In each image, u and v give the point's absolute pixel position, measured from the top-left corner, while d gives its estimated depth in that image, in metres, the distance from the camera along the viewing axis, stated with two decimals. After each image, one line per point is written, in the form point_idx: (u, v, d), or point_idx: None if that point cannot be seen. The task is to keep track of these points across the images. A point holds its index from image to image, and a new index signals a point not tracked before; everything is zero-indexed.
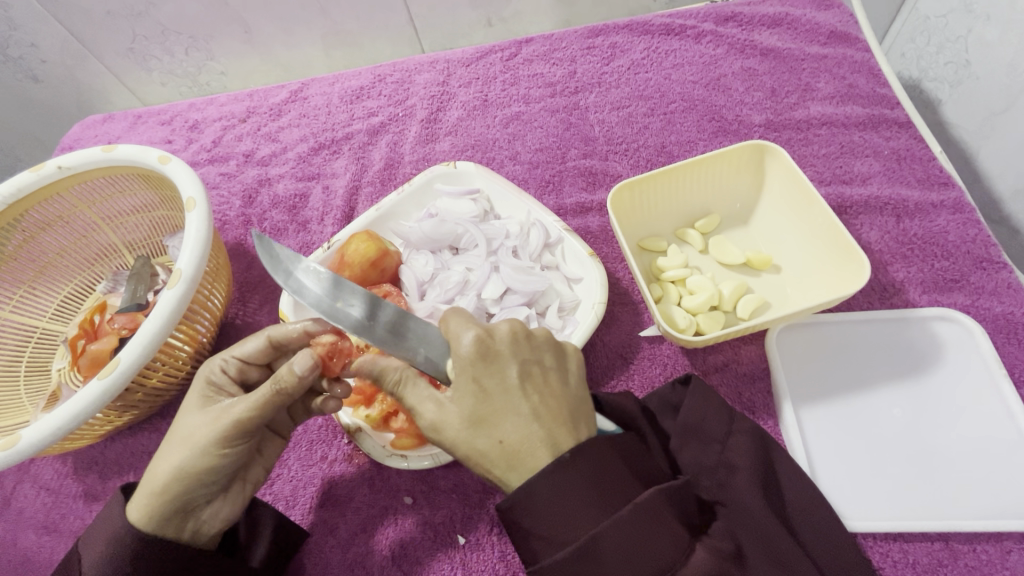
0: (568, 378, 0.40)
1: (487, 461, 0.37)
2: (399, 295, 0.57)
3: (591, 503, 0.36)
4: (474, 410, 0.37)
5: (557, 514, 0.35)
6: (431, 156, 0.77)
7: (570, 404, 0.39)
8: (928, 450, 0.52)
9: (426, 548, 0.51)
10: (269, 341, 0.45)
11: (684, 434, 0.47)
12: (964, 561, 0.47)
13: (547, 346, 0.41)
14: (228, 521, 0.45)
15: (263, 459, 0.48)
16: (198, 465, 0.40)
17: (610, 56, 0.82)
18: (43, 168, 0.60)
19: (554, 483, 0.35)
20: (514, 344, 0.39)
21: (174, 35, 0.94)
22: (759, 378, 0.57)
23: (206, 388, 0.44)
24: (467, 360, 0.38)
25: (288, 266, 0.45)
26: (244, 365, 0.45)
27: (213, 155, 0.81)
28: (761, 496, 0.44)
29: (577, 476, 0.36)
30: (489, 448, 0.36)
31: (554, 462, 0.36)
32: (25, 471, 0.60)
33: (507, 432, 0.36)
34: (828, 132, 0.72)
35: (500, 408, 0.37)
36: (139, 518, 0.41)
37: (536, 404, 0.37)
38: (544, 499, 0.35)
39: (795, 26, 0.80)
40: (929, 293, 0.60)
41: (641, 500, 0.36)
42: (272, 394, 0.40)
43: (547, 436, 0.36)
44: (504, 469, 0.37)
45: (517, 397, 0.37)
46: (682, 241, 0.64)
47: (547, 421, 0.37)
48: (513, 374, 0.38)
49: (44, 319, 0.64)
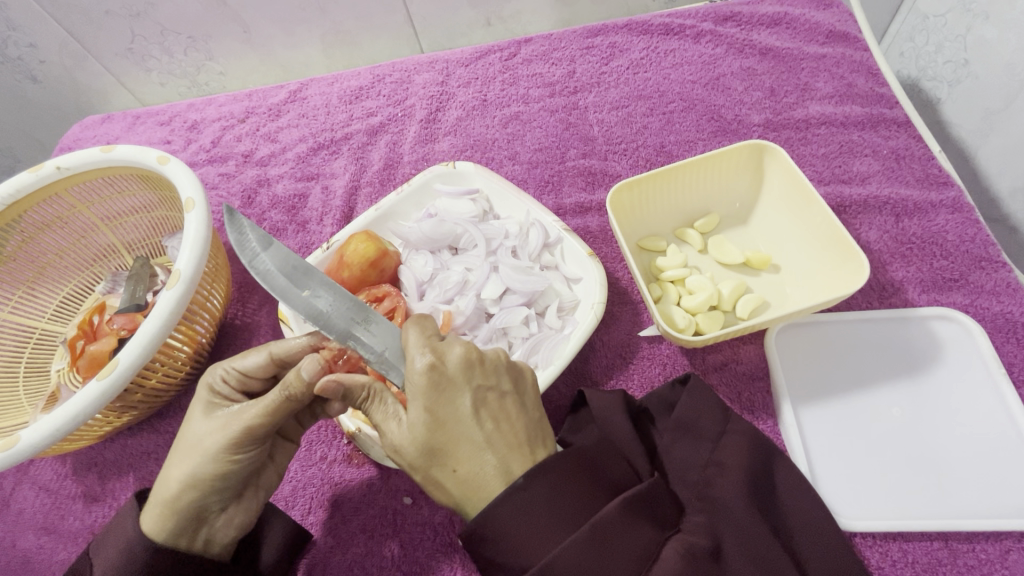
0: (524, 402, 0.42)
1: (447, 488, 0.39)
2: (399, 296, 0.57)
3: (549, 522, 0.37)
4: (428, 441, 0.38)
5: (516, 534, 0.36)
6: (430, 156, 0.77)
7: (525, 427, 0.40)
8: (926, 451, 0.52)
9: (426, 548, 0.51)
10: (269, 353, 0.44)
11: (675, 431, 0.47)
12: (963, 561, 0.47)
13: (504, 370, 0.42)
14: (243, 528, 0.45)
15: (276, 465, 0.48)
16: (209, 473, 0.41)
17: (609, 56, 0.82)
18: (42, 168, 0.60)
19: (512, 504, 0.36)
20: (467, 371, 0.39)
21: (173, 35, 0.94)
22: (758, 377, 0.57)
23: (210, 398, 0.44)
24: (420, 391, 0.38)
25: (255, 246, 0.45)
26: (245, 377, 0.44)
27: (213, 155, 0.81)
28: (747, 497, 0.43)
29: (536, 495, 0.37)
30: (445, 476, 0.38)
31: (508, 487, 0.37)
32: (25, 471, 0.60)
33: (461, 463, 0.38)
34: (827, 131, 0.72)
35: (454, 439, 0.38)
36: (153, 527, 0.41)
37: (490, 433, 0.38)
38: (510, 519, 0.36)
39: (795, 26, 0.80)
40: (928, 292, 0.60)
41: (599, 518, 0.37)
42: (281, 401, 0.40)
43: (500, 464, 0.38)
44: (462, 497, 0.39)
45: (470, 426, 0.38)
46: (681, 240, 0.64)
47: (496, 449, 0.38)
48: (465, 404, 0.38)
49: (43, 319, 0.64)
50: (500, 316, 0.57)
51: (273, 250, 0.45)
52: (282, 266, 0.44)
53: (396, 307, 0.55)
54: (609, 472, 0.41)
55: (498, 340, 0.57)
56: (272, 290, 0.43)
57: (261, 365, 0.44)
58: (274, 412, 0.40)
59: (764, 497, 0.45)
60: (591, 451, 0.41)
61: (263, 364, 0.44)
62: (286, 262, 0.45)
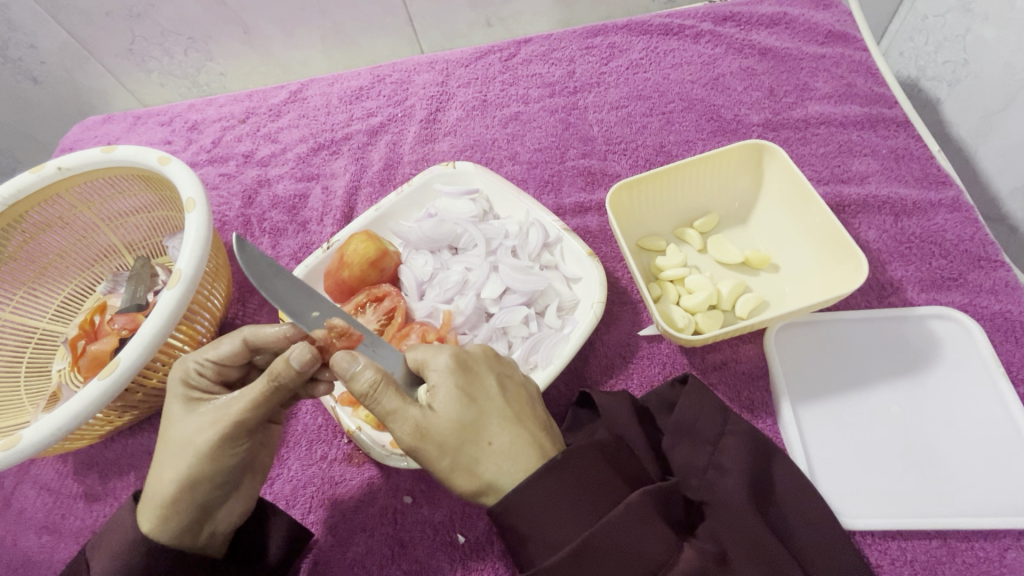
0: (532, 389, 0.43)
1: (478, 465, 0.37)
2: (399, 296, 0.58)
3: (580, 505, 0.37)
4: (461, 416, 0.37)
5: (546, 517, 0.37)
6: (430, 156, 0.77)
7: (541, 411, 0.42)
8: (927, 449, 0.52)
9: (426, 548, 0.51)
10: (244, 339, 0.44)
11: (676, 433, 0.47)
12: (961, 559, 0.48)
13: (513, 363, 0.44)
14: (242, 514, 0.46)
15: (264, 450, 0.49)
16: (205, 468, 0.41)
17: (609, 56, 0.82)
18: (43, 168, 0.60)
19: (547, 484, 0.37)
20: (487, 359, 0.41)
21: (174, 36, 0.94)
22: (757, 377, 0.58)
23: (186, 393, 0.43)
24: (448, 370, 0.39)
25: (267, 271, 0.44)
26: (223, 367, 0.44)
27: (213, 155, 0.81)
28: (750, 500, 0.43)
29: (570, 476, 0.37)
30: (479, 453, 0.37)
31: (547, 462, 0.37)
32: (25, 471, 0.60)
33: (496, 435, 0.37)
34: (826, 131, 0.72)
35: (486, 411, 0.38)
36: (152, 530, 0.41)
37: (517, 409, 0.39)
38: (541, 501, 0.36)
39: (794, 26, 0.80)
40: (927, 292, 0.61)
41: (629, 502, 0.37)
42: (269, 388, 0.40)
43: (533, 438, 0.38)
44: (495, 472, 0.37)
45: (499, 403, 0.39)
46: (681, 240, 0.64)
47: (530, 425, 0.39)
48: (492, 383, 0.40)
49: (44, 320, 0.64)
50: (499, 315, 0.57)
51: (281, 277, 0.44)
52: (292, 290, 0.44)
53: (396, 306, 0.56)
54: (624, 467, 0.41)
55: (497, 340, 0.57)
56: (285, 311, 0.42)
57: (236, 350, 0.44)
58: (265, 398, 0.40)
59: (762, 499, 0.45)
60: (608, 445, 0.41)
61: (238, 350, 0.44)
62: (296, 287, 0.44)
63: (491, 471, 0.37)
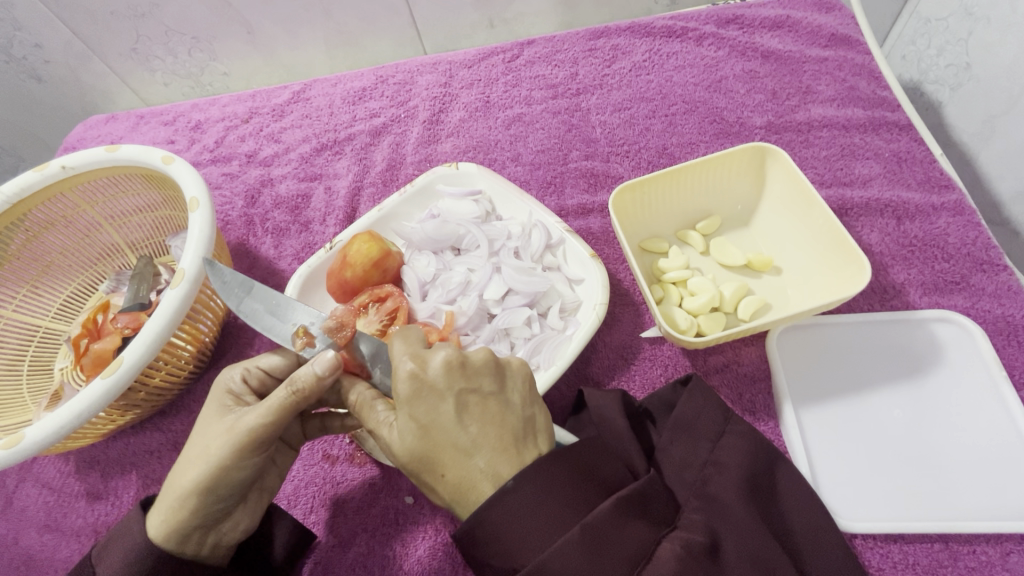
0: (511, 401, 0.40)
1: (440, 490, 0.38)
2: (399, 296, 0.57)
3: (535, 528, 0.35)
4: (415, 445, 0.38)
5: (504, 539, 0.36)
6: (433, 156, 0.77)
7: (512, 427, 0.38)
8: (928, 452, 0.52)
9: (427, 549, 0.51)
10: (296, 354, 0.46)
11: (675, 430, 0.48)
12: (964, 562, 0.47)
13: (488, 369, 0.40)
14: (248, 532, 0.45)
15: (277, 467, 0.48)
16: (215, 481, 0.40)
17: (611, 58, 0.82)
18: (47, 168, 0.60)
19: (498, 512, 0.36)
20: (448, 376, 0.38)
21: (177, 36, 0.94)
22: (759, 379, 0.58)
23: (227, 398, 0.44)
24: (403, 399, 0.38)
25: (238, 291, 0.47)
26: (266, 376, 0.46)
27: (216, 155, 0.81)
28: (744, 497, 0.43)
29: (524, 499, 0.36)
30: (436, 481, 0.38)
31: (498, 490, 0.36)
32: (27, 470, 0.60)
33: (447, 467, 0.37)
34: (829, 134, 0.72)
35: (437, 443, 0.37)
36: (160, 535, 0.40)
37: (475, 436, 0.37)
38: (502, 521, 0.36)
39: (797, 29, 0.80)
40: (929, 295, 0.61)
41: (588, 522, 0.36)
42: (292, 400, 0.40)
43: (487, 467, 0.37)
44: (453, 497, 0.38)
45: (452, 432, 0.37)
46: (683, 242, 0.64)
47: (485, 450, 0.37)
48: (446, 409, 0.37)
49: (47, 319, 0.64)
50: (502, 316, 0.57)
51: (254, 294, 0.47)
52: (265, 304, 0.46)
53: (398, 307, 0.56)
54: (605, 471, 0.40)
55: (499, 341, 0.57)
56: (268, 334, 0.45)
57: (286, 363, 0.46)
58: (283, 410, 0.40)
59: (764, 496, 0.45)
60: (584, 448, 0.40)
61: (290, 363, 0.46)
62: (266, 302, 0.46)
63: (449, 498, 0.38)
